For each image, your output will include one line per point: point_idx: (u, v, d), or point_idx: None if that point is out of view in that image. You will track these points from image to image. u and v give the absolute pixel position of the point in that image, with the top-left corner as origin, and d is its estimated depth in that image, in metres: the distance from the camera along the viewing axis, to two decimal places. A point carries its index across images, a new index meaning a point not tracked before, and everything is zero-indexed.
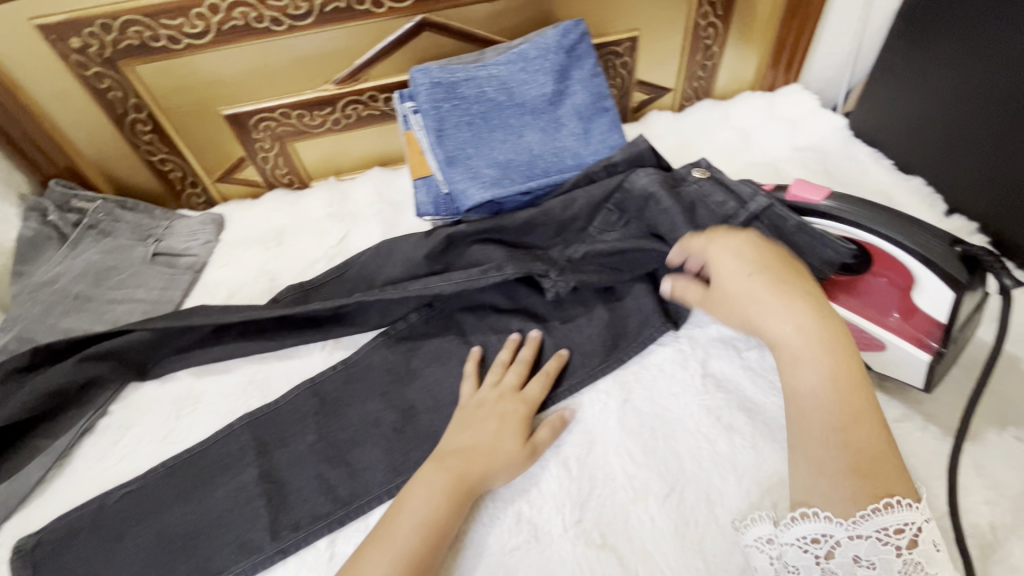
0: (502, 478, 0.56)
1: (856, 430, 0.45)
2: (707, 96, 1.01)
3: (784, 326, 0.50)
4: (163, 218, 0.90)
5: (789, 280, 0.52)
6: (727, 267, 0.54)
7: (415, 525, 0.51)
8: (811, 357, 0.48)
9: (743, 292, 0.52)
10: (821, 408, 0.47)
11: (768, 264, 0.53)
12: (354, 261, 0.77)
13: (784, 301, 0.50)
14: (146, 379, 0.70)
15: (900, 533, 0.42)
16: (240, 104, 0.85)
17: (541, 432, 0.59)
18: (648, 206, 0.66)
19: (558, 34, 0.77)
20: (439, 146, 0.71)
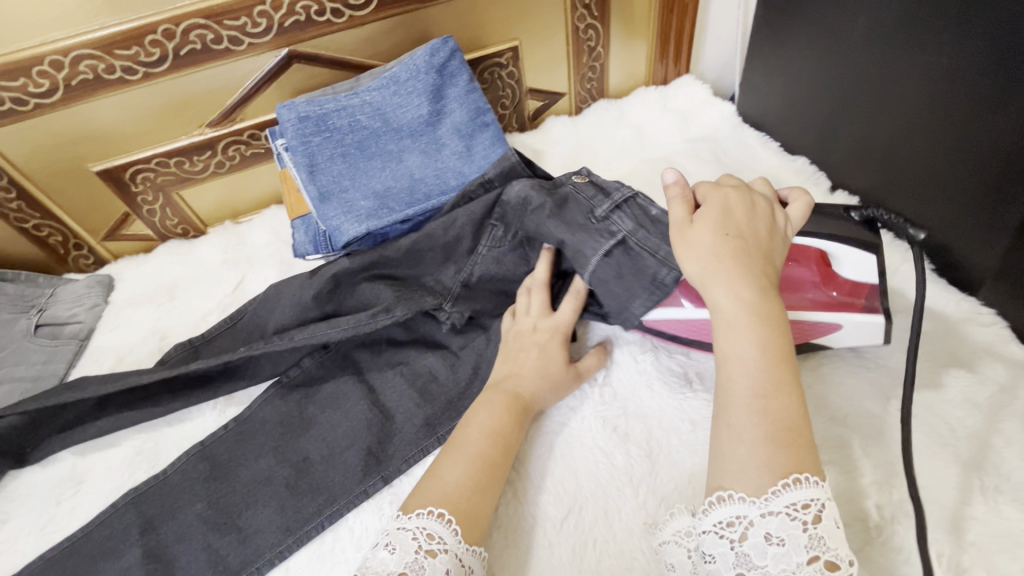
0: (554, 399, 0.59)
1: (777, 399, 0.39)
2: (602, 96, 1.01)
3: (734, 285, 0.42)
4: (46, 286, 0.86)
5: (754, 252, 0.44)
6: (700, 227, 0.46)
7: (482, 437, 0.52)
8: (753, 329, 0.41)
9: (703, 246, 0.45)
10: (742, 378, 0.40)
11: (736, 228, 0.45)
12: (244, 310, 0.74)
13: (743, 267, 0.43)
14: (27, 465, 0.66)
15: (808, 509, 0.37)
16: (110, 159, 0.81)
17: (586, 360, 0.62)
18: (523, 211, 0.63)
19: (427, 54, 0.75)
20: (312, 182, 0.69)
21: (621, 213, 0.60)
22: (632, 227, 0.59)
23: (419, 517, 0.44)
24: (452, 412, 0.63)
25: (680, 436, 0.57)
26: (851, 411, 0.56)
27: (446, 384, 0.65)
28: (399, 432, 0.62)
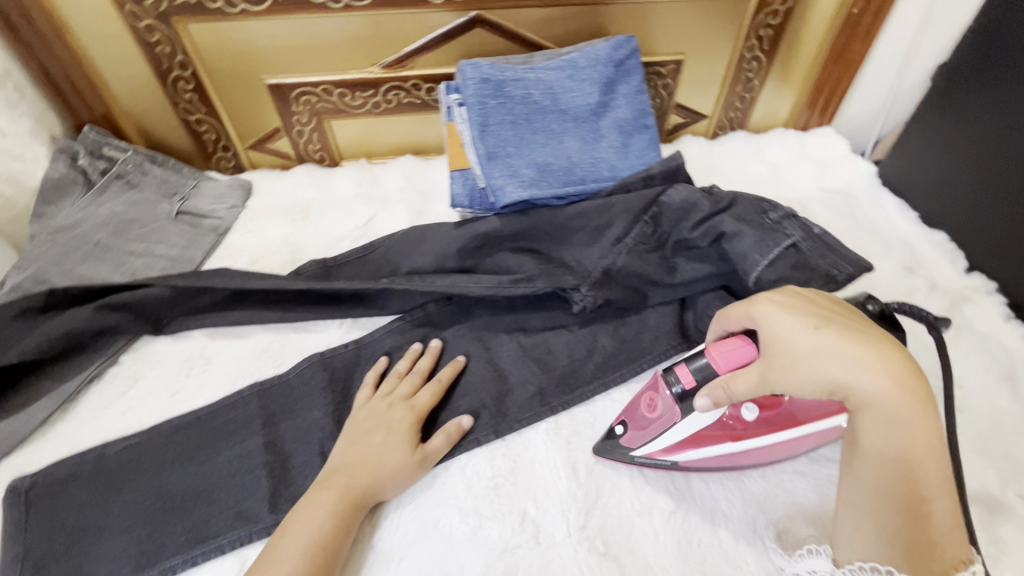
0: (396, 487, 0.55)
1: (933, 497, 0.41)
2: (743, 128, 1.02)
3: (878, 380, 0.42)
4: (190, 178, 0.90)
5: (865, 332, 0.45)
6: (780, 326, 0.46)
7: (301, 546, 0.49)
8: (917, 428, 0.42)
9: (817, 353, 0.44)
10: (904, 476, 0.42)
11: (835, 321, 0.46)
12: (380, 243, 0.77)
13: (871, 353, 0.43)
14: (160, 334, 0.69)
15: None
16: (284, 75, 0.85)
17: (434, 440, 0.58)
18: (686, 216, 0.68)
19: (609, 47, 0.78)
20: (481, 140, 0.72)
21: (791, 222, 0.65)
22: (801, 236, 0.64)
23: None
24: (565, 386, 0.64)
25: (792, 465, 0.58)
26: (967, 485, 0.57)
27: (560, 360, 0.67)
28: (513, 393, 0.64)
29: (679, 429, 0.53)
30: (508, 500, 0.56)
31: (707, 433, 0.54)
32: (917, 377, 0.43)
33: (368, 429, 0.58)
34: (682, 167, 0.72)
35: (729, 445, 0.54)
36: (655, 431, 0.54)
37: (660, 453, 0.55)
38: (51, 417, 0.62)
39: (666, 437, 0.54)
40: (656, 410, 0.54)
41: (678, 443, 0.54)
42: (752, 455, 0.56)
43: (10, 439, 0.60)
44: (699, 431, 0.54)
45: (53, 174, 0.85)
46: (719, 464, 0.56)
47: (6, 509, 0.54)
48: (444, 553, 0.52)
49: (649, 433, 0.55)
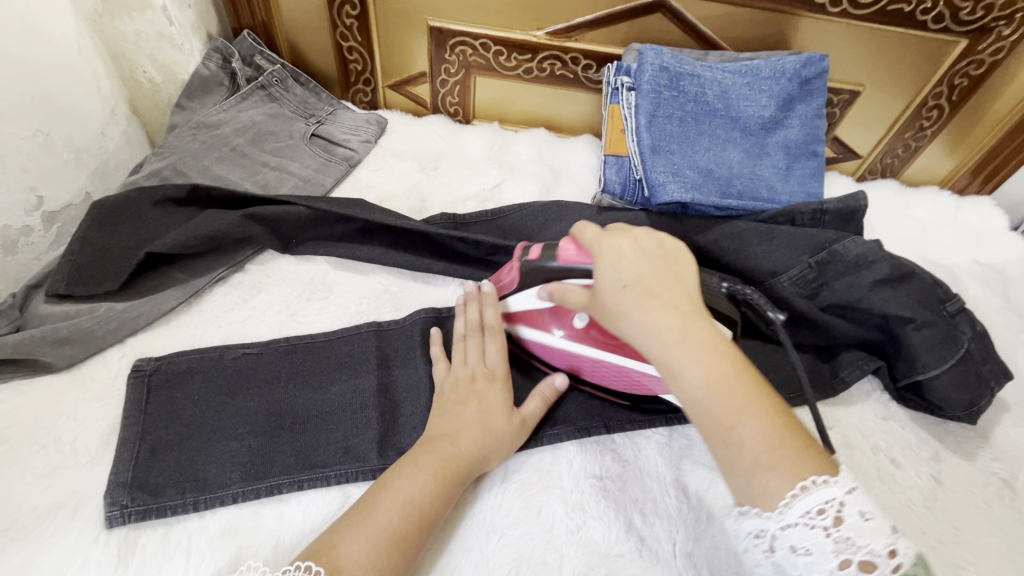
0: (497, 457, 0.52)
1: (746, 424, 0.39)
2: (894, 178, 0.95)
3: (655, 337, 0.42)
4: (328, 104, 0.90)
5: (662, 291, 0.43)
6: (604, 283, 0.45)
7: (400, 505, 0.45)
8: (670, 354, 0.41)
9: (622, 314, 0.43)
10: (711, 410, 0.40)
11: (643, 280, 0.44)
12: (510, 212, 0.74)
13: (650, 313, 0.42)
14: (286, 253, 0.69)
15: (825, 513, 0.36)
16: (448, 21, 0.83)
17: (529, 405, 0.56)
18: (858, 273, 0.62)
19: (798, 62, 0.72)
20: (647, 130, 0.69)
21: (965, 320, 0.61)
22: (972, 336, 0.60)
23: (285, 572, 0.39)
24: None
25: (918, 547, 0.53)
26: None
27: None
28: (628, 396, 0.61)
29: (516, 301, 0.60)
30: (613, 503, 0.53)
31: (531, 316, 0.60)
32: (662, 308, 0.42)
33: (461, 396, 0.54)
34: (861, 212, 0.68)
35: (552, 338, 0.59)
36: (498, 299, 0.62)
37: (511, 321, 0.62)
38: (176, 308, 0.63)
39: (501, 304, 0.61)
40: (504, 278, 0.61)
41: (515, 312, 0.61)
42: (584, 362, 0.59)
43: (136, 321, 0.60)
44: (529, 312, 0.60)
45: (204, 71, 0.86)
46: (539, 347, 0.62)
47: (128, 387, 0.55)
48: (544, 543, 0.50)
49: (503, 297, 0.61)
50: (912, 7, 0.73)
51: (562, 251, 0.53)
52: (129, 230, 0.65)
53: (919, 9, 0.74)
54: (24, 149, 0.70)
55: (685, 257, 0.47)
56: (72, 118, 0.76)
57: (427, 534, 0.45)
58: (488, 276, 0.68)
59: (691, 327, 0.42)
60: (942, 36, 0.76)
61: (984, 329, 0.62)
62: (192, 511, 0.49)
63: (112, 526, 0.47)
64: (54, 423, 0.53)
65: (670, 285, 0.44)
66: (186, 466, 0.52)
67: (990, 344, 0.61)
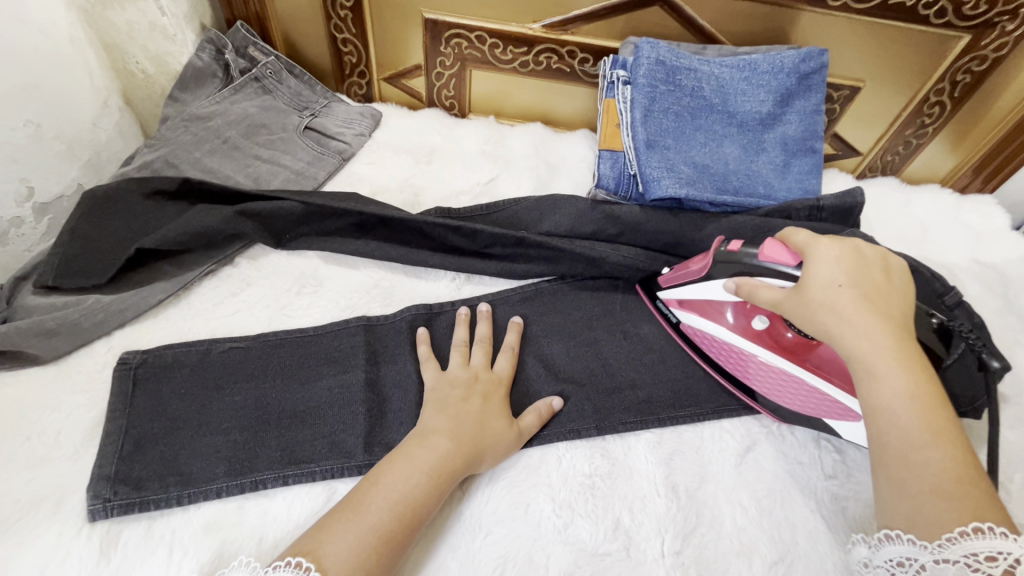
0: (491, 459, 0.52)
1: (936, 446, 0.39)
2: (894, 175, 0.94)
3: (863, 336, 0.43)
4: (322, 96, 0.89)
5: (881, 301, 0.45)
6: (815, 278, 0.47)
7: (391, 503, 0.44)
8: (879, 361, 0.42)
9: (828, 309, 0.45)
10: (901, 421, 0.41)
11: (865, 287, 0.46)
12: (504, 207, 0.74)
13: (869, 315, 0.44)
14: (278, 249, 0.68)
15: (995, 562, 0.35)
16: (443, 13, 0.82)
17: (528, 417, 0.56)
18: None
19: (797, 56, 0.71)
20: (642, 125, 0.68)
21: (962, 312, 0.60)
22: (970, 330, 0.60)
23: (274, 568, 0.38)
24: (676, 399, 0.61)
25: None
26: None
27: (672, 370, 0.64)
28: (618, 393, 0.61)
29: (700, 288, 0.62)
30: (602, 502, 0.53)
31: (708, 305, 0.61)
32: (878, 318, 0.44)
33: (464, 396, 0.54)
34: (858, 209, 0.67)
35: (720, 328, 0.61)
36: (680, 283, 0.63)
37: (674, 305, 0.65)
38: (164, 301, 0.62)
39: (681, 289, 0.63)
40: (691, 265, 0.62)
41: (688, 300, 0.63)
42: (725, 354, 0.61)
43: (124, 313, 0.60)
44: (707, 300, 0.61)
45: (196, 62, 0.85)
46: (691, 330, 0.64)
47: (115, 380, 0.55)
48: (530, 541, 0.50)
49: (677, 281, 0.63)
50: (914, 2, 0.72)
51: (763, 249, 0.53)
52: (119, 223, 0.65)
53: (921, 4, 0.72)
54: (14, 139, 0.70)
55: (906, 279, 0.49)
56: (64, 109, 0.76)
57: (416, 533, 0.45)
58: (483, 268, 0.68)
59: (900, 341, 0.43)
60: (944, 31, 0.75)
61: (982, 322, 0.61)
62: (176, 505, 0.49)
63: (95, 519, 0.47)
64: (38, 416, 0.52)
65: (889, 300, 0.46)
66: (171, 460, 0.51)
67: (988, 337, 0.61)
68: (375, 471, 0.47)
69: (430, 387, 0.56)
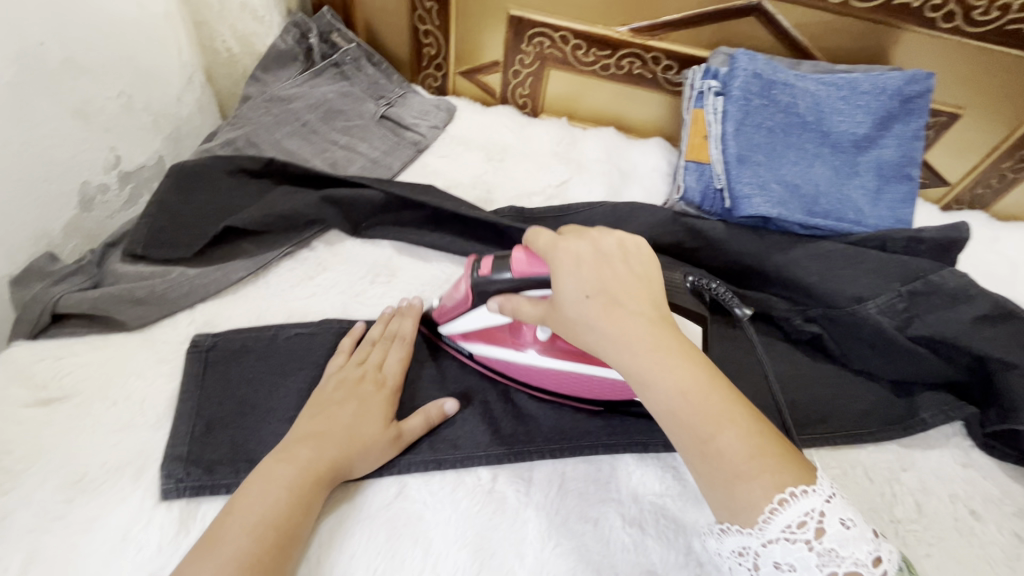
0: (365, 463, 0.50)
1: (723, 431, 0.38)
2: (983, 210, 0.88)
3: (628, 350, 0.40)
4: (398, 86, 0.89)
5: (624, 295, 0.42)
6: (563, 293, 0.42)
7: (250, 526, 0.43)
8: (642, 368, 0.39)
9: (591, 327, 0.41)
10: (685, 422, 0.38)
11: (606, 287, 0.42)
12: (578, 210, 0.72)
13: (619, 325, 0.40)
14: (354, 236, 0.68)
15: (806, 525, 0.35)
16: (529, 10, 0.81)
17: (411, 420, 0.54)
18: (954, 306, 0.59)
19: (901, 79, 0.68)
20: (733, 138, 0.66)
21: None
22: None
23: None
24: None
25: None
26: None
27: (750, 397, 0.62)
28: None
29: (475, 324, 0.56)
30: (674, 525, 0.51)
31: (493, 333, 0.57)
32: (632, 316, 0.41)
33: (337, 399, 0.53)
34: (961, 244, 0.64)
35: (516, 355, 0.57)
36: (453, 315, 0.56)
37: (462, 338, 0.59)
38: (244, 279, 0.63)
39: (453, 324, 0.57)
40: (455, 291, 0.54)
41: (472, 336, 0.58)
42: (537, 376, 0.58)
43: (207, 288, 0.61)
44: (486, 328, 0.57)
45: (281, 45, 0.86)
46: (508, 370, 0.59)
47: (187, 361, 0.56)
48: (599, 557, 0.49)
49: (451, 317, 0.57)
50: None
51: (516, 265, 0.48)
52: (203, 199, 0.66)
53: None
54: (109, 107, 0.72)
55: (650, 259, 0.45)
56: (154, 82, 0.78)
57: (285, 559, 0.44)
58: None
59: (664, 339, 0.40)
60: None
61: None
62: None
63: (167, 498, 0.47)
64: (123, 382, 0.53)
65: (604, 271, 0.43)
66: (240, 445, 0.52)
67: None
68: (229, 502, 0.46)
69: (322, 390, 0.54)
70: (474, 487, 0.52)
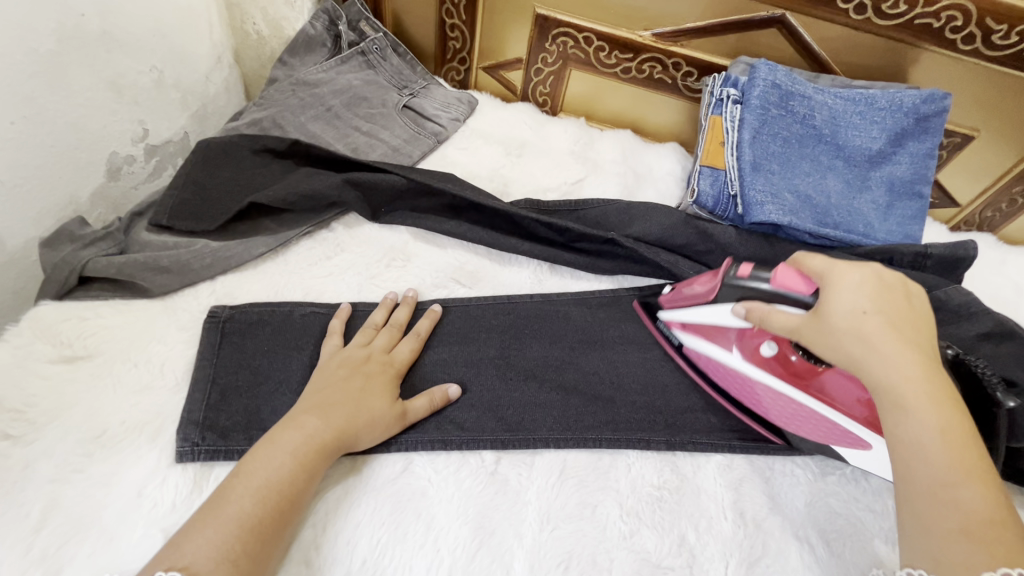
0: (370, 437, 0.51)
1: (964, 484, 0.37)
2: (992, 233, 0.89)
3: (897, 374, 0.40)
4: (422, 77, 0.91)
5: (909, 326, 0.42)
6: (836, 304, 0.43)
7: (255, 487, 0.44)
8: (911, 396, 0.39)
9: (857, 337, 0.41)
10: (928, 461, 0.38)
11: (894, 315, 0.42)
12: (592, 208, 0.74)
13: (904, 351, 0.40)
14: (373, 221, 0.70)
15: None
16: (555, 10, 0.83)
17: (417, 401, 0.55)
18: (958, 323, 0.60)
19: (918, 97, 0.69)
20: (749, 147, 0.67)
21: None
22: None
23: None
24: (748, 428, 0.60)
25: None
26: None
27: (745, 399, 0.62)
28: (692, 414, 0.60)
29: (706, 314, 0.56)
30: (669, 516, 0.52)
31: (713, 330, 0.57)
32: (908, 343, 0.41)
33: (346, 376, 0.53)
34: (967, 262, 0.65)
35: (727, 360, 0.57)
36: (683, 306, 0.58)
37: (675, 325, 0.61)
38: (264, 255, 0.65)
39: (683, 312, 0.59)
40: (696, 285, 0.57)
41: (693, 327, 0.59)
42: (727, 377, 0.59)
43: (229, 261, 0.62)
44: (713, 325, 0.57)
45: (309, 30, 0.88)
46: (703, 360, 0.60)
47: (204, 330, 0.57)
48: (596, 542, 0.50)
49: (677, 304, 0.59)
50: None
51: (778, 274, 0.48)
52: (229, 175, 0.68)
53: None
54: (141, 82, 0.74)
55: (928, 308, 0.44)
56: (185, 60, 0.80)
57: (285, 522, 0.44)
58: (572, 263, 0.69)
59: (947, 386, 0.40)
60: None
61: None
62: None
63: (181, 460, 0.49)
64: (143, 346, 0.55)
65: (911, 321, 0.42)
66: (253, 414, 0.53)
67: None
68: (241, 466, 0.46)
69: (326, 365, 0.55)
70: (477, 469, 0.54)
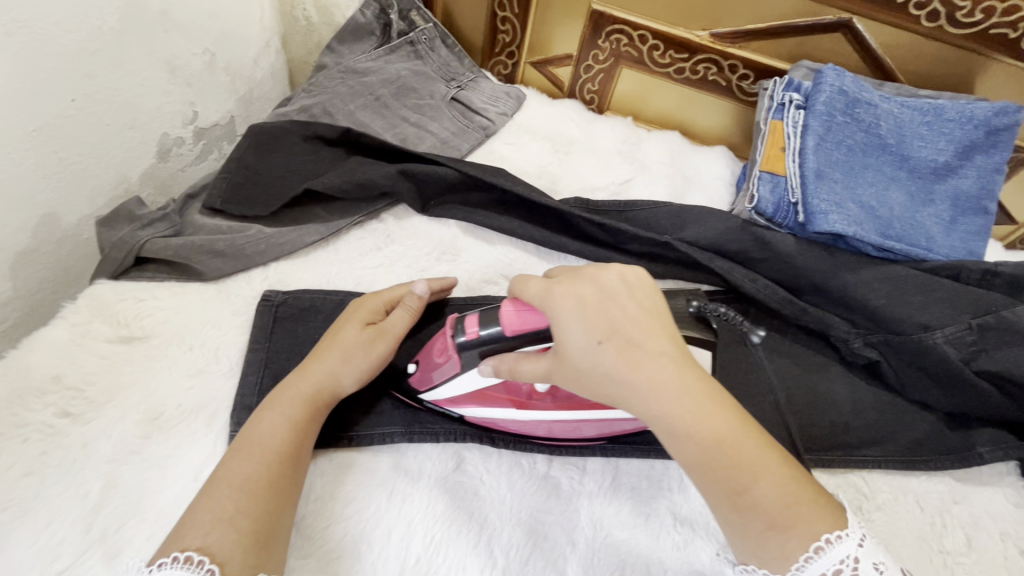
0: (349, 372, 0.50)
1: (760, 481, 0.38)
2: None
3: (654, 403, 0.40)
4: (469, 70, 0.90)
5: (642, 336, 0.42)
6: (573, 343, 0.42)
7: (260, 447, 0.44)
8: (676, 420, 0.39)
9: (608, 376, 0.41)
10: (721, 473, 0.39)
11: (621, 332, 0.41)
12: (643, 209, 0.72)
13: (643, 370, 0.40)
14: (422, 213, 0.69)
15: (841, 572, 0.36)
16: (611, 6, 0.81)
17: (393, 316, 0.54)
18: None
19: (990, 110, 0.66)
20: (813, 154, 0.66)
21: None
22: None
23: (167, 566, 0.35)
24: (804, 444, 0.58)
25: None
26: None
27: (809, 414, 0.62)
28: None
29: (467, 382, 0.50)
30: None
31: (484, 394, 0.52)
32: (652, 359, 0.40)
33: (333, 328, 0.54)
34: None
35: (513, 414, 0.52)
36: (437, 382, 0.52)
37: (449, 403, 0.53)
38: (314, 244, 0.64)
39: (441, 389, 0.52)
40: (433, 359, 0.51)
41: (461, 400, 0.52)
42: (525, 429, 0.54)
43: (281, 248, 0.62)
44: (478, 390, 0.52)
45: (359, 18, 0.87)
46: (504, 427, 0.54)
47: (258, 315, 0.57)
48: (648, 552, 0.49)
49: (433, 380, 0.52)
50: None
51: (506, 319, 0.46)
52: (281, 160, 0.67)
53: None
54: (194, 64, 0.73)
55: (647, 289, 0.45)
56: (235, 44, 0.79)
57: (286, 481, 0.44)
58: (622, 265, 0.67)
59: (676, 369, 0.40)
60: None
61: None
62: None
63: None
64: (198, 330, 0.55)
65: (639, 322, 0.42)
66: None
67: None
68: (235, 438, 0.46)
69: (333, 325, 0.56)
70: (528, 471, 0.53)
